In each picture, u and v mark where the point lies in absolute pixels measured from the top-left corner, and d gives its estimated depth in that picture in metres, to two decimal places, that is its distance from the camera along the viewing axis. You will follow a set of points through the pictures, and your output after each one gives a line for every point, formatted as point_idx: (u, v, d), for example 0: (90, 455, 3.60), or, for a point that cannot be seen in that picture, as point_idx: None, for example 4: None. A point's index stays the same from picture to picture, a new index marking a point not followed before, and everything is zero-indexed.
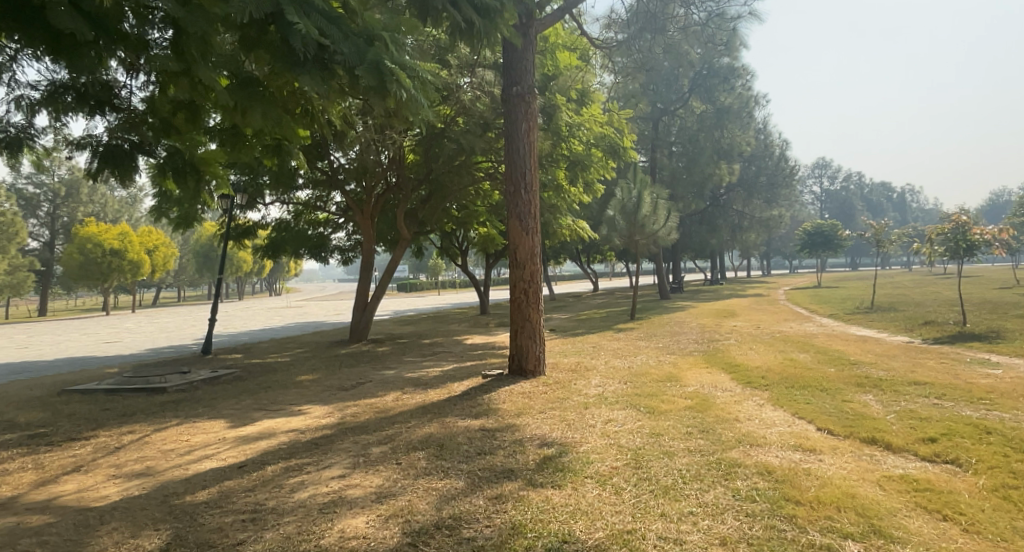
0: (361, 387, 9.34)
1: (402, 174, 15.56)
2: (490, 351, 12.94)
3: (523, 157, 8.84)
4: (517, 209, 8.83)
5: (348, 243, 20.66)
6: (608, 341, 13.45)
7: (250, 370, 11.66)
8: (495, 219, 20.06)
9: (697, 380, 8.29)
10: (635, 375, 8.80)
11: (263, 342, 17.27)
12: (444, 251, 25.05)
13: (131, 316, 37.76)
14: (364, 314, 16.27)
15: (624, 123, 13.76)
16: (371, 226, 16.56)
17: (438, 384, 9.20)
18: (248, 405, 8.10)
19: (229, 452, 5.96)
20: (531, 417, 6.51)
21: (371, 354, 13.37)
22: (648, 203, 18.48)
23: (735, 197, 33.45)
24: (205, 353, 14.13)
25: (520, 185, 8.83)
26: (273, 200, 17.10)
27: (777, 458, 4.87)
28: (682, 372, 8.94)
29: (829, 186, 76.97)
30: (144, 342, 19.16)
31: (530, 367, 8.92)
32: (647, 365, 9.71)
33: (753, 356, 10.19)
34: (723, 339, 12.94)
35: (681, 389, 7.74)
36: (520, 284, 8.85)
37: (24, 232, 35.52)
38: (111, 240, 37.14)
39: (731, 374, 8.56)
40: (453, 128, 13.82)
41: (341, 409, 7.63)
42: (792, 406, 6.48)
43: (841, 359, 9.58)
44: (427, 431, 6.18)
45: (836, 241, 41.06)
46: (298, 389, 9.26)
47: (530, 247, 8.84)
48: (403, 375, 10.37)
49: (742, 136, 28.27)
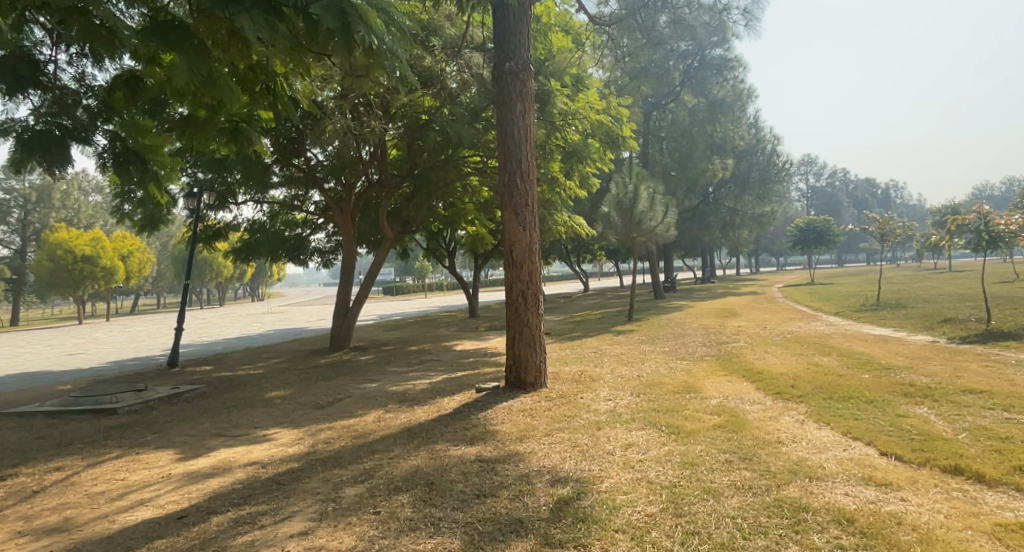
0: (339, 404, 8.29)
1: (385, 170, 14.55)
2: (482, 359, 11.95)
3: (519, 144, 7.86)
4: (512, 200, 7.84)
5: (329, 245, 19.55)
6: (609, 345, 12.48)
7: (218, 385, 10.57)
8: (484, 217, 19.05)
9: (719, 391, 7.34)
10: (647, 386, 7.84)
11: (237, 352, 16.09)
12: (429, 252, 23.94)
13: (105, 324, 36.23)
14: (345, 319, 15.21)
15: (622, 111, 12.63)
16: (352, 226, 15.55)
17: (426, 398, 8.19)
18: (207, 430, 7.03)
19: (172, 495, 4.90)
20: (535, 442, 5.52)
21: (353, 364, 12.31)
22: (645, 198, 17.62)
23: (727, 193, 32.68)
24: (171, 366, 13.04)
25: (515, 173, 7.84)
26: (246, 199, 16.04)
27: (849, 498, 3.91)
28: (700, 382, 7.97)
29: (816, 182, 76.91)
30: (110, 353, 17.90)
31: (530, 379, 7.93)
32: (658, 374, 8.76)
33: (772, 361, 9.27)
34: (733, 342, 12.01)
35: (703, 402, 6.79)
36: (516, 285, 7.85)
37: None
38: (83, 245, 35.52)
39: (755, 383, 7.64)
40: (438, 118, 12.85)
41: (312, 434, 6.58)
42: (842, 424, 5.54)
43: (871, 363, 8.66)
44: (414, 463, 5.17)
45: (829, 237, 40.47)
46: (266, 407, 8.19)
47: (528, 242, 7.86)
48: (386, 388, 9.32)
49: (734, 130, 27.58)
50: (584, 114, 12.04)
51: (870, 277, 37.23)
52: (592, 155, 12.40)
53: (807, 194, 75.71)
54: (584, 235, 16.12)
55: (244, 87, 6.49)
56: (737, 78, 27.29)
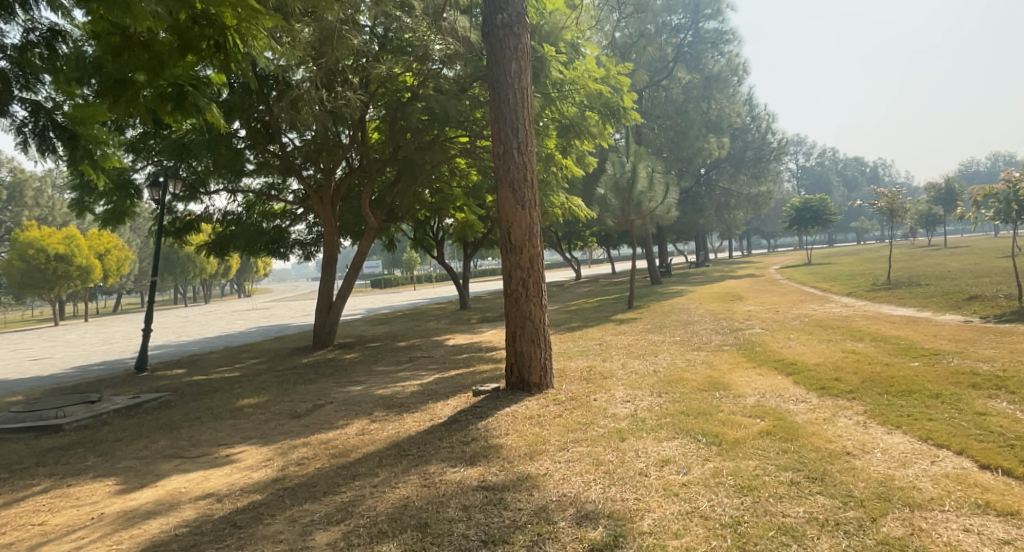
0: (318, 413, 7.30)
1: (366, 154, 13.46)
2: (477, 354, 10.97)
3: (514, 110, 6.86)
4: (508, 175, 6.84)
5: (310, 237, 18.39)
6: (614, 336, 11.54)
7: (187, 391, 9.52)
8: (474, 202, 17.98)
9: (753, 387, 6.40)
10: (668, 383, 6.91)
11: (214, 353, 14.99)
12: (417, 243, 22.85)
13: (83, 325, 34.86)
14: (329, 316, 14.15)
15: (622, 79, 11.54)
16: (332, 215, 14.46)
17: (417, 404, 7.21)
18: (161, 450, 5.99)
19: (99, 544, 3.93)
20: (550, 461, 4.58)
21: (337, 364, 11.30)
22: (643, 177, 16.70)
23: (721, 174, 31.74)
24: (139, 372, 12.00)
25: (511, 144, 6.85)
26: (219, 188, 14.94)
27: (973, 537, 2.99)
28: (727, 376, 7.03)
29: (805, 162, 76.29)
30: (77, 357, 16.72)
31: (534, 379, 6.97)
32: (676, 368, 7.83)
33: (802, 349, 8.34)
34: (748, 329, 11.11)
35: (738, 403, 5.86)
36: (516, 273, 6.87)
37: None
38: (56, 244, 33.98)
39: (790, 377, 6.71)
40: (422, 93, 11.78)
41: (284, 454, 5.56)
42: (916, 427, 4.60)
43: (914, 348, 7.74)
44: (404, 492, 4.21)
45: (825, 217, 39.71)
46: (235, 419, 7.17)
47: (529, 224, 6.87)
48: (372, 392, 8.30)
49: (729, 106, 26.54)
50: (582, 83, 10.96)
51: (867, 255, 36.61)
52: (590, 129, 11.46)
53: (798, 175, 74.99)
54: (582, 217, 15.13)
55: (185, 45, 5.42)
56: (732, 53, 26.72)
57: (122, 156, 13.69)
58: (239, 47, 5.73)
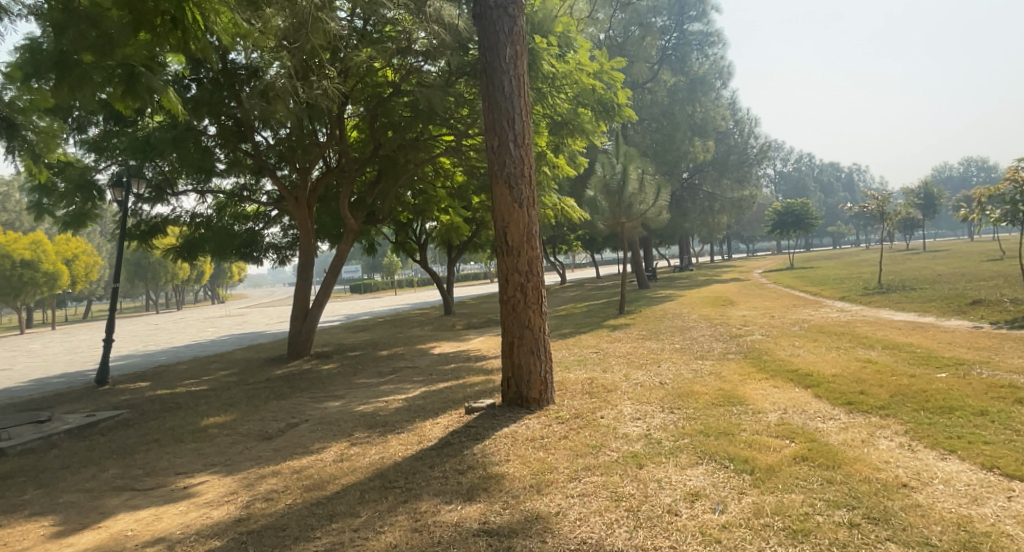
0: (291, 434, 6.58)
1: (346, 152, 12.75)
2: (464, 365, 10.30)
3: (510, 99, 6.28)
4: (504, 170, 6.25)
5: (286, 240, 17.55)
6: (609, 344, 10.96)
7: (148, 408, 8.69)
8: (458, 204, 17.35)
9: (772, 402, 5.85)
10: (678, 397, 6.35)
11: (182, 364, 14.10)
12: (398, 247, 22.10)
13: (49, 334, 33.38)
14: (305, 323, 13.37)
15: (617, 74, 11.01)
16: (309, 217, 13.69)
17: (403, 423, 6.54)
18: (110, 480, 5.21)
19: None
20: (561, 496, 3.97)
21: (314, 375, 10.56)
22: (633, 179, 16.23)
23: (705, 178, 31.54)
24: (100, 385, 11.12)
25: (507, 136, 6.26)
26: (188, 189, 14.10)
27: None
28: (741, 389, 6.47)
29: (783, 168, 76.96)
30: (34, 369, 15.64)
31: (533, 394, 6.35)
32: (683, 379, 7.27)
33: (814, 357, 7.83)
34: (748, 335, 10.62)
35: (759, 420, 5.31)
36: (513, 278, 6.26)
37: None
38: (21, 250, 32.50)
39: (810, 389, 6.18)
40: (406, 87, 11.15)
41: (251, 486, 4.86)
42: (974, 452, 4.08)
43: (934, 357, 7.26)
44: (393, 540, 3.57)
45: (807, 221, 39.78)
46: (197, 442, 6.40)
47: (527, 224, 6.28)
48: (352, 409, 7.60)
49: (715, 109, 26.26)
50: (575, 77, 10.49)
51: (849, 259, 36.72)
52: (584, 127, 10.92)
53: (777, 180, 75.61)
54: (574, 219, 14.61)
55: (138, 21, 4.69)
56: (717, 55, 26.59)
57: (82, 155, 12.79)
58: (200, 24, 5.01)
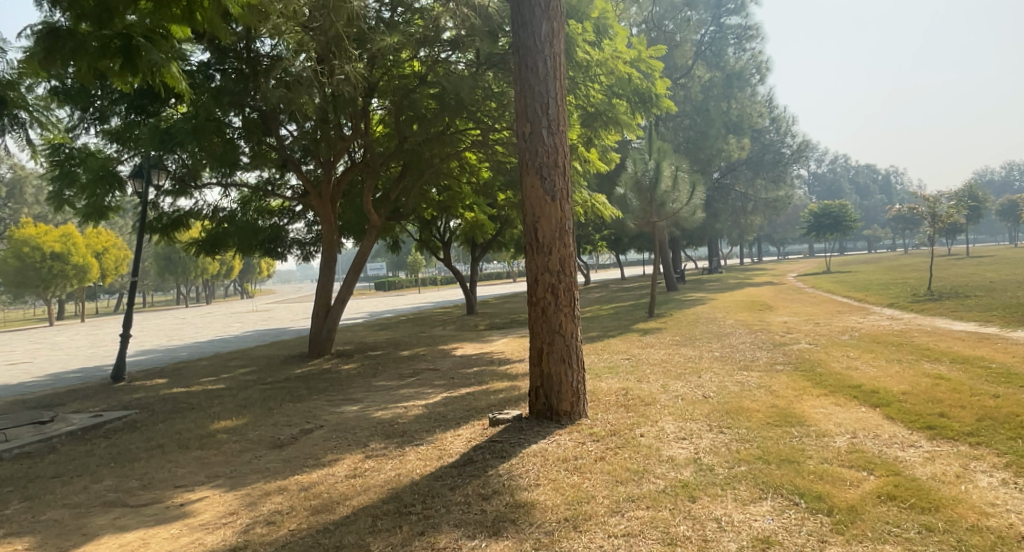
0: (303, 443, 6.10)
1: (370, 145, 12.31)
2: (488, 369, 9.73)
3: (544, 81, 5.69)
4: (536, 159, 5.68)
5: (310, 236, 17.19)
6: (642, 350, 10.31)
7: (159, 408, 8.32)
8: (484, 201, 16.82)
9: (837, 424, 5.16)
10: (728, 414, 5.69)
11: (202, 360, 13.82)
12: (423, 244, 21.65)
13: (78, 326, 33.86)
14: (326, 321, 12.97)
15: (655, 62, 10.37)
16: (332, 212, 13.26)
17: (422, 434, 6.00)
18: (102, 494, 4.79)
19: None
20: (604, 538, 3.37)
21: (332, 376, 10.11)
22: (667, 175, 15.54)
23: (738, 177, 30.51)
24: (116, 382, 10.86)
25: (540, 122, 5.69)
26: (211, 182, 13.82)
27: None
28: (798, 406, 5.79)
29: (817, 168, 75.05)
30: (56, 362, 15.57)
31: (564, 407, 5.74)
32: (730, 393, 6.59)
33: (874, 371, 7.07)
34: (794, 344, 9.88)
35: (826, 446, 4.65)
36: (543, 278, 5.69)
37: None
38: (52, 242, 32.93)
39: (878, 409, 5.49)
40: (432, 75, 10.66)
41: (252, 506, 4.36)
42: None
43: (1015, 374, 6.47)
44: None
45: (845, 223, 38.35)
46: (203, 450, 5.96)
47: (560, 219, 5.69)
48: (370, 415, 7.09)
49: (752, 106, 25.25)
50: (611, 66, 9.95)
51: (889, 263, 35.25)
52: (619, 118, 10.28)
53: (812, 182, 73.61)
54: (606, 217, 13.96)
55: None
56: (755, 50, 25.68)
57: (105, 146, 12.59)
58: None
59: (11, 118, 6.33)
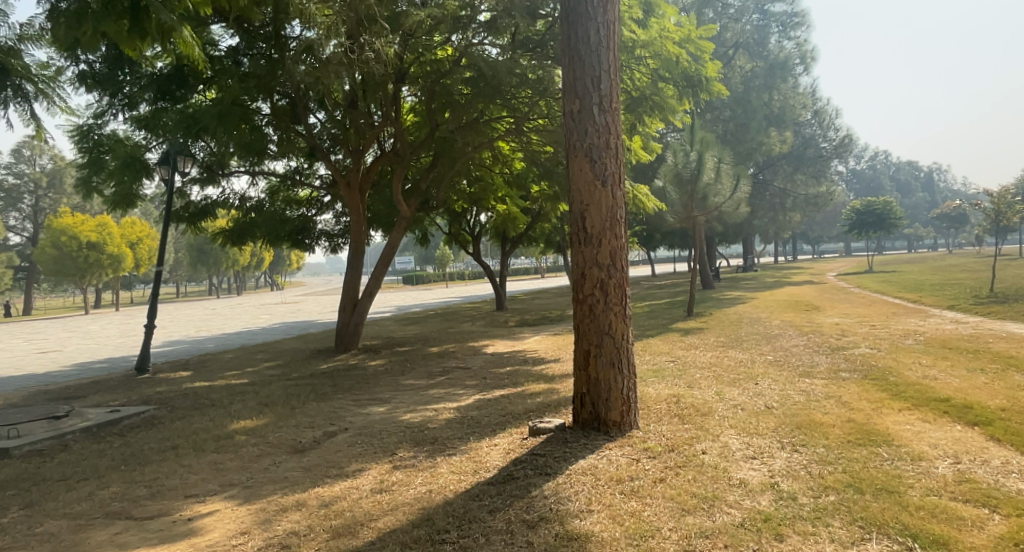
0: (326, 448, 5.62)
1: (401, 132, 11.81)
2: (522, 369, 9.16)
3: (596, 53, 5.09)
4: (585, 140, 5.09)
5: (338, 228, 16.78)
6: (686, 351, 9.64)
7: (178, 404, 7.95)
8: (516, 193, 16.23)
9: (933, 445, 4.46)
10: (800, 430, 5.02)
11: (228, 353, 13.55)
12: (452, 237, 21.15)
13: (111, 315, 34.38)
14: (353, 315, 12.55)
15: (705, 43, 9.64)
16: (361, 203, 12.80)
17: (455, 442, 5.46)
18: (107, 503, 4.36)
19: None
20: None
21: (358, 373, 9.65)
22: (709, 167, 14.78)
23: (778, 172, 29.39)
24: (140, 373, 10.60)
25: (590, 98, 5.10)
26: (240, 171, 13.51)
27: None
28: (880, 422, 5.09)
29: (856, 165, 72.72)
30: (85, 352, 15.49)
31: (613, 417, 5.15)
32: (796, 403, 5.90)
33: (958, 382, 6.31)
34: (853, 348, 9.12)
35: (929, 473, 3.97)
36: (591, 272, 5.10)
37: None
38: (88, 232, 33.39)
39: (979, 428, 4.77)
40: (467, 58, 10.09)
41: (266, 524, 3.87)
42: None
43: None
44: None
45: (889, 221, 36.82)
46: (220, 453, 5.52)
47: (610, 207, 5.09)
48: (398, 417, 6.59)
49: (794, 97, 24.18)
50: (657, 47, 9.25)
51: (936, 263, 33.67)
52: (666, 104, 9.59)
53: (851, 178, 71.26)
54: (647, 209, 13.28)
55: None
56: (800, 38, 24.61)
57: (133, 133, 12.35)
58: None
59: (14, 89, 5.95)
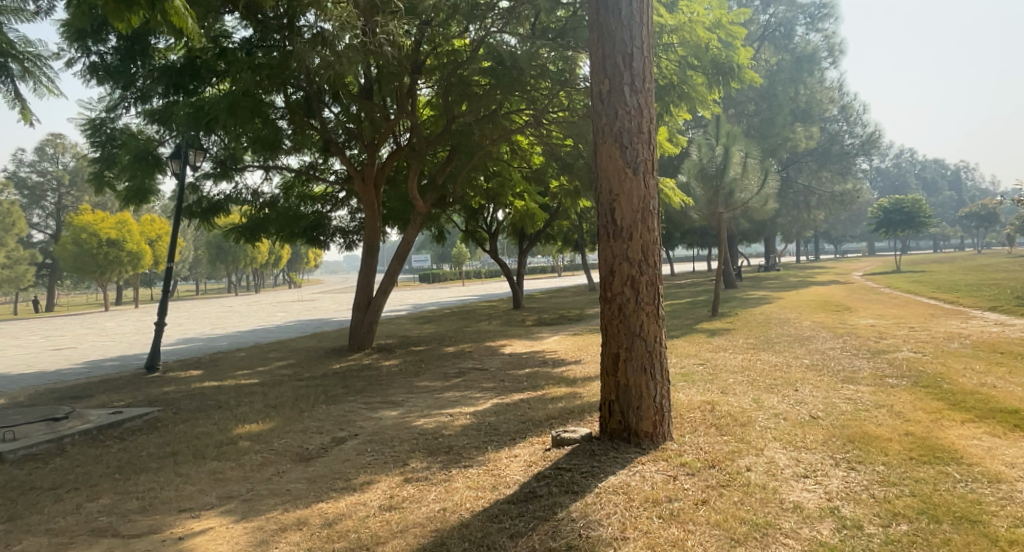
0: (334, 456, 5.23)
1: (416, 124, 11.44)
2: (542, 371, 8.71)
3: (627, 28, 4.64)
4: (615, 124, 4.64)
5: (354, 225, 16.45)
6: (714, 354, 9.13)
7: (184, 405, 7.62)
8: (535, 188, 15.78)
9: (1010, 465, 3.96)
10: (854, 444, 4.52)
11: (240, 351, 13.29)
12: (469, 234, 20.77)
13: (130, 312, 34.57)
14: (367, 314, 12.21)
15: (737, 28, 9.08)
16: (376, 199, 12.45)
17: (472, 452, 5.05)
18: (93, 517, 4.01)
19: None
20: None
21: (371, 373, 9.28)
22: (736, 162, 14.21)
23: (803, 169, 28.60)
24: (150, 371, 10.35)
25: (620, 78, 4.65)
26: (253, 166, 13.22)
27: None
28: (944, 436, 4.58)
29: (882, 163, 71.12)
30: (98, 348, 15.35)
31: (644, 427, 4.70)
32: (843, 413, 5.40)
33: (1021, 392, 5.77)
34: (895, 351, 8.58)
35: (1014, 498, 3.47)
36: (621, 268, 4.64)
37: (23, 222, 33.89)
38: (108, 229, 33.52)
39: None
40: (486, 46, 9.67)
41: (263, 546, 3.49)
42: None
43: None
44: None
45: (918, 220, 35.78)
46: (221, 461, 5.16)
47: (643, 197, 4.64)
48: (411, 423, 6.19)
49: (821, 92, 23.45)
50: (685, 32, 8.72)
51: (967, 263, 32.62)
52: (695, 93, 9.07)
53: (876, 177, 69.70)
54: (673, 204, 12.78)
55: None
56: (828, 31, 23.82)
57: (146, 127, 12.12)
58: None
59: None
